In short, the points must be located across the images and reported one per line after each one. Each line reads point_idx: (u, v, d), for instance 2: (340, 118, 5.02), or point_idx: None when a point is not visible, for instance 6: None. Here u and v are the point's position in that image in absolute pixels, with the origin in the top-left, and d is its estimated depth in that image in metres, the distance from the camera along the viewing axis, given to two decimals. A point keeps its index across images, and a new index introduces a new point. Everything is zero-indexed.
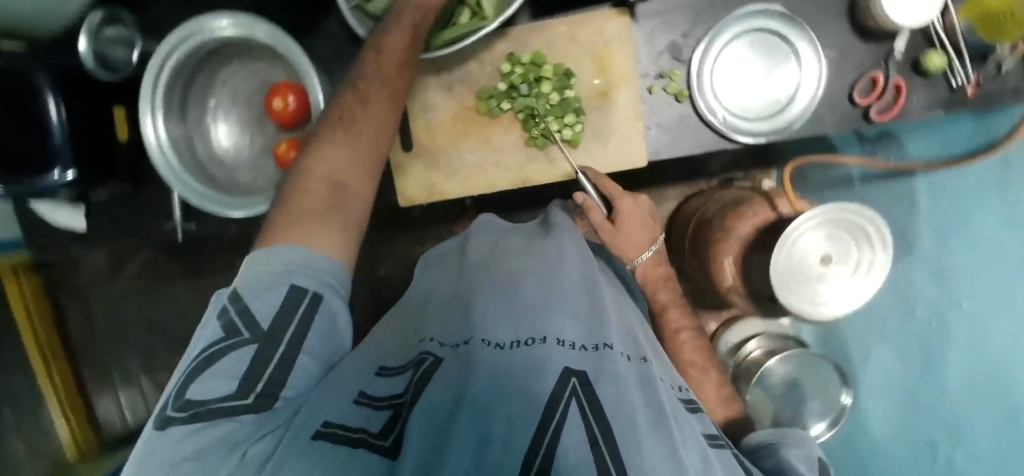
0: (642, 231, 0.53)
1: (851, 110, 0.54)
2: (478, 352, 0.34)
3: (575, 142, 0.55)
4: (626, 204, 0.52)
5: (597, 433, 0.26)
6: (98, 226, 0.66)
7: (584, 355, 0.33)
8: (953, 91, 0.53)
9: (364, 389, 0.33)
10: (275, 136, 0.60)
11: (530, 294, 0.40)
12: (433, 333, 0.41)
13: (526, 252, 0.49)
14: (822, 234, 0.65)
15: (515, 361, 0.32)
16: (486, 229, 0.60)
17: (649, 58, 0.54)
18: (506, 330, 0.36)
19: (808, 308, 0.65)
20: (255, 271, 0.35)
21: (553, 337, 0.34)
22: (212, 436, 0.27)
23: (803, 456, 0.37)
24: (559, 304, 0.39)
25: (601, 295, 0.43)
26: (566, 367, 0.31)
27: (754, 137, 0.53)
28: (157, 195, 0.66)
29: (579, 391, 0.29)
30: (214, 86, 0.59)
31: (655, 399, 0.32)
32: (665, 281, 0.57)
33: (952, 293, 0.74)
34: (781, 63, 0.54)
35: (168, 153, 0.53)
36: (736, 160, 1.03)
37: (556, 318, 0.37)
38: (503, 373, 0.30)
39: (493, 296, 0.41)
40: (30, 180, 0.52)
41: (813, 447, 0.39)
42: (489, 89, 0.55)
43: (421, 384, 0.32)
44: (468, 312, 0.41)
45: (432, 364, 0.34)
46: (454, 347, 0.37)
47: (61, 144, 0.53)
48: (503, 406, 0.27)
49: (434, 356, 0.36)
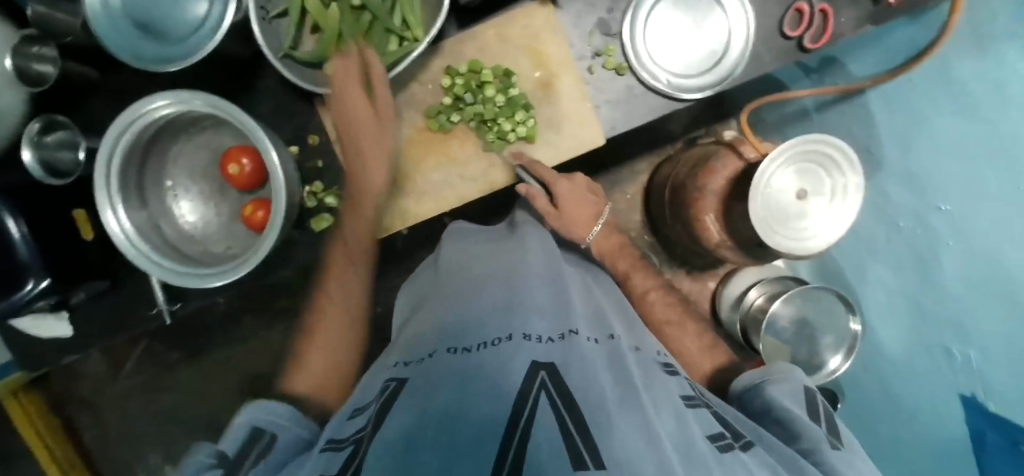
0: (586, 207, 0.59)
1: (786, 43, 0.55)
2: (446, 362, 0.38)
3: (531, 138, 0.56)
4: (564, 186, 0.57)
5: (567, 414, 0.29)
6: (84, 330, 0.66)
7: (550, 347, 0.39)
8: (877, 3, 0.55)
9: (330, 436, 0.34)
10: (240, 200, 0.60)
11: (491, 305, 0.45)
12: (399, 357, 0.45)
13: (486, 263, 0.55)
14: (793, 171, 0.67)
15: (483, 361, 0.36)
16: (454, 237, 0.68)
17: (581, 40, 0.55)
18: (473, 338, 0.41)
19: (795, 244, 0.65)
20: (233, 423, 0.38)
21: (518, 334, 0.40)
22: None
23: (788, 391, 0.39)
24: (523, 308, 0.44)
25: (560, 290, 0.50)
26: (534, 361, 0.36)
27: (701, 91, 0.54)
28: (134, 286, 0.64)
29: (548, 383, 0.33)
30: (169, 166, 0.59)
31: (621, 375, 0.37)
32: (620, 249, 0.64)
33: (926, 196, 0.66)
34: (708, 15, 0.55)
35: (138, 241, 0.53)
36: (695, 118, 1.05)
37: (522, 319, 0.43)
38: (469, 381, 0.33)
39: (461, 314, 0.46)
40: (3, 303, 0.51)
41: (798, 378, 0.41)
42: (436, 106, 0.56)
43: (384, 408, 0.34)
44: (437, 332, 0.45)
45: (397, 386, 0.37)
46: (419, 363, 0.41)
47: (28, 258, 0.53)
48: (472, 406, 0.30)
49: (398, 380, 0.39)
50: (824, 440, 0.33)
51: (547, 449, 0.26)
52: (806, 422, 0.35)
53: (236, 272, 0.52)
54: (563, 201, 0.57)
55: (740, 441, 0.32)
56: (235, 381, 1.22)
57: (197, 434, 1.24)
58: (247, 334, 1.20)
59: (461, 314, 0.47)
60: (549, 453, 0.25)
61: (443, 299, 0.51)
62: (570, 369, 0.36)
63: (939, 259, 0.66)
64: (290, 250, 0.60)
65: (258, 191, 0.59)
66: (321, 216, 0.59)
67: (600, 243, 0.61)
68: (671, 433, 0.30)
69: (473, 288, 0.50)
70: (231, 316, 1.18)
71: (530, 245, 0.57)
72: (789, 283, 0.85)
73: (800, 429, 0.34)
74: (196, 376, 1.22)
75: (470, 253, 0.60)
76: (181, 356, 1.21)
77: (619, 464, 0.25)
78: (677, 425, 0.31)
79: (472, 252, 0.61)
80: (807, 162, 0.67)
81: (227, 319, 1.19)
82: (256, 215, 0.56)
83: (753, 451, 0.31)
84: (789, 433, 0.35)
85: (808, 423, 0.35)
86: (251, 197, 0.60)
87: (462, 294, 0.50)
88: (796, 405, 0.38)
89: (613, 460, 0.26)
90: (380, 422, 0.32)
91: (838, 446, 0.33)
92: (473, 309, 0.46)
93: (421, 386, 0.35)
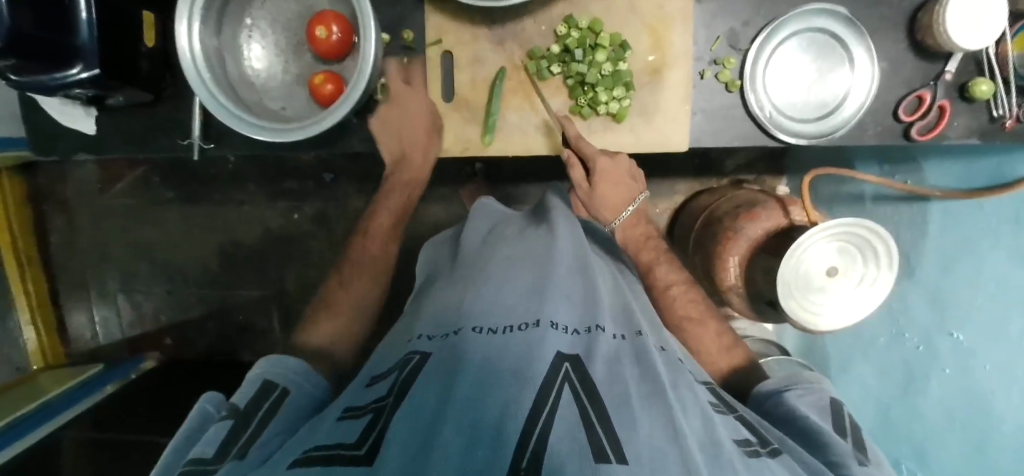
0: (620, 191, 0.60)
1: (894, 125, 0.56)
2: (468, 337, 0.41)
3: (620, 117, 0.57)
4: (603, 163, 0.58)
5: (591, 415, 0.31)
6: (107, 133, 0.64)
7: (576, 339, 0.41)
8: (993, 121, 0.54)
9: (349, 405, 0.40)
10: (312, 65, 0.58)
11: (517, 290, 0.47)
12: (424, 332, 0.48)
13: (519, 242, 0.57)
14: (833, 247, 0.65)
15: (508, 347, 0.38)
16: (486, 211, 0.70)
17: (705, 42, 0.57)
18: (495, 323, 0.42)
19: (805, 317, 0.66)
20: (251, 378, 0.47)
21: (546, 321, 0.41)
22: (198, 459, 0.34)
23: (813, 403, 0.46)
24: (553, 294, 0.45)
25: (592, 280, 0.51)
26: (559, 352, 0.37)
27: (796, 138, 0.55)
28: (173, 109, 0.63)
29: (571, 377, 0.35)
30: (254, 4, 0.57)
31: (651, 375, 0.38)
32: (646, 241, 0.62)
33: (947, 318, 0.67)
34: (836, 67, 0.55)
35: (201, 68, 0.50)
36: (750, 163, 1.08)
37: (549, 305, 0.44)
38: (493, 365, 0.36)
39: (483, 289, 0.48)
40: (48, 75, 0.50)
41: (822, 393, 0.48)
42: (542, 50, 0.57)
43: (405, 388, 0.38)
44: (460, 306, 0.48)
45: (420, 361, 0.41)
46: (444, 339, 0.44)
47: (87, 45, 0.49)
48: (494, 392, 0.32)
49: (421, 353, 0.43)
50: (852, 456, 0.38)
51: (569, 439, 0.28)
52: (833, 437, 0.41)
53: (291, 134, 0.50)
54: (597, 178, 0.58)
55: (767, 448, 0.36)
56: (218, 241, 1.22)
57: (164, 277, 1.24)
58: (246, 200, 1.19)
59: (483, 292, 0.48)
60: (570, 443, 0.28)
61: (471, 276, 0.53)
62: (594, 362, 0.37)
63: (926, 377, 0.71)
64: (342, 133, 0.61)
65: (334, 63, 0.57)
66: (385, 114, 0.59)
67: (625, 232, 0.61)
68: (697, 433, 0.32)
69: (502, 267, 0.51)
70: (237, 177, 1.17)
71: (560, 232, 0.57)
72: (773, 351, 0.87)
73: (827, 441, 0.40)
74: (182, 221, 1.21)
75: (505, 233, 0.61)
76: (175, 195, 1.20)
77: (642, 461, 0.27)
78: (702, 428, 0.33)
79: (504, 230, 0.62)
80: (844, 244, 0.65)
81: (233, 179, 1.17)
82: (324, 88, 0.54)
83: (778, 457, 0.35)
84: (818, 446, 0.40)
85: (835, 438, 0.40)
86: (324, 66, 0.58)
87: (493, 268, 0.52)
88: (818, 418, 0.44)
89: (635, 456, 0.27)
90: (400, 401, 0.36)
91: (863, 463, 0.38)
92: (499, 291, 0.47)
93: (443, 367, 0.38)
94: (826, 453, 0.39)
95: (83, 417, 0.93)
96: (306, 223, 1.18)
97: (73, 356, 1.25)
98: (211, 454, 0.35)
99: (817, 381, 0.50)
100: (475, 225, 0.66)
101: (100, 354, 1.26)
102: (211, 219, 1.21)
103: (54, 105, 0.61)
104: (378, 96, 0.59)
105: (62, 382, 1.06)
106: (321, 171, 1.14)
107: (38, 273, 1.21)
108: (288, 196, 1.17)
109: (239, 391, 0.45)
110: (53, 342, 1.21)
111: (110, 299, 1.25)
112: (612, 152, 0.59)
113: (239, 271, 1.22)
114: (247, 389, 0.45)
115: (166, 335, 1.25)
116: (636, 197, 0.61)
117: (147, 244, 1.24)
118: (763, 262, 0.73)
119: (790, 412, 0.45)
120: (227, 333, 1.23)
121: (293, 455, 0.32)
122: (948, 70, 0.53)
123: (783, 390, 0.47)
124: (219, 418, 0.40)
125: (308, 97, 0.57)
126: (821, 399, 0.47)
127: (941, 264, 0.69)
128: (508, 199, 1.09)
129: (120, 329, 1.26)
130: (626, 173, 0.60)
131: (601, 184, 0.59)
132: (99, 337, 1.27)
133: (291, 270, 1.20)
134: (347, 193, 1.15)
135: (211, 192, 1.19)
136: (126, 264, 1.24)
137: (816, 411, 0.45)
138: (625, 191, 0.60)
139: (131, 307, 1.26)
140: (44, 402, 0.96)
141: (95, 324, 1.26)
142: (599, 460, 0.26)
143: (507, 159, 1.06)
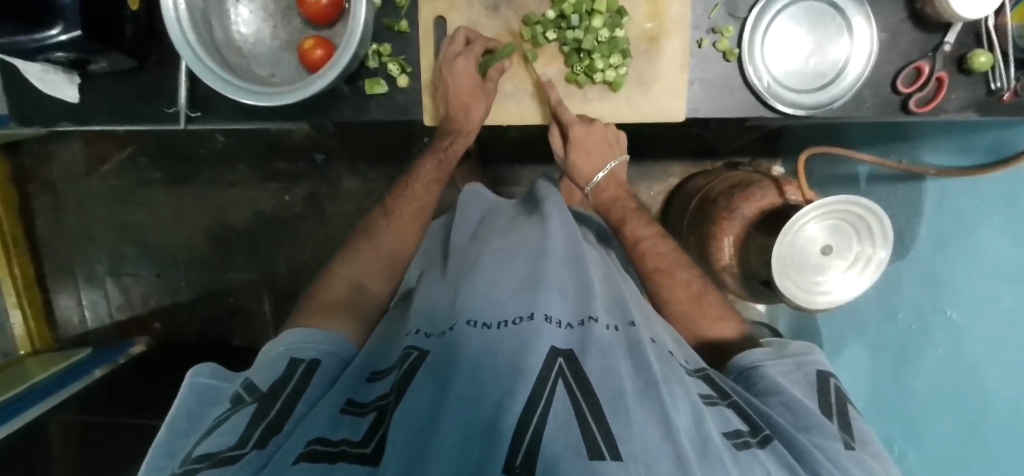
0: (595, 157, 0.61)
1: (891, 97, 0.56)
2: (464, 332, 0.40)
3: (616, 85, 0.57)
4: (576, 130, 0.58)
5: (587, 414, 0.31)
6: (91, 102, 0.63)
7: (569, 333, 0.40)
8: (991, 94, 0.54)
9: (353, 398, 0.40)
10: (302, 31, 0.57)
11: (511, 281, 0.46)
12: (418, 325, 0.47)
13: (510, 230, 0.57)
14: (823, 226, 0.65)
15: (503, 339, 0.37)
16: (475, 196, 0.69)
17: (704, 11, 0.56)
18: (492, 314, 0.42)
19: (801, 295, 0.65)
20: (274, 353, 0.47)
21: (540, 314, 0.40)
22: (216, 443, 0.35)
23: (801, 381, 0.47)
24: (548, 284, 0.45)
25: (586, 269, 0.50)
26: (553, 346, 0.37)
27: (794, 109, 0.55)
28: (160, 77, 0.61)
29: (565, 371, 0.35)
30: None
31: (644, 366, 0.38)
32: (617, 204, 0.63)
33: (938, 298, 0.67)
34: (834, 36, 0.54)
35: (184, 26, 0.49)
36: (746, 146, 1.08)
37: (545, 297, 0.43)
38: (488, 360, 0.35)
39: (479, 278, 0.48)
40: (27, 36, 0.48)
41: (807, 365, 0.48)
42: (536, 15, 0.56)
43: (406, 380, 0.37)
44: (458, 294, 0.47)
45: (417, 359, 0.40)
46: (439, 336, 0.43)
47: (68, 4, 0.46)
48: (487, 389, 0.32)
49: (419, 349, 0.42)
50: (838, 439, 0.39)
51: (563, 436, 0.29)
52: (819, 418, 0.41)
53: (280, 99, 0.49)
54: (572, 145, 0.59)
55: (758, 437, 0.37)
56: (209, 224, 1.20)
57: (154, 260, 1.23)
58: (235, 182, 1.17)
59: (479, 282, 0.47)
60: (564, 440, 0.29)
61: (466, 266, 0.52)
62: (589, 354, 0.37)
63: (918, 361, 0.71)
64: (332, 102, 0.59)
65: (324, 27, 0.55)
66: (378, 81, 0.58)
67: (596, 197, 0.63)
68: (687, 427, 0.33)
69: (496, 258, 0.50)
70: (227, 158, 1.15)
71: (552, 222, 0.56)
72: (763, 331, 0.89)
73: (816, 423, 0.40)
74: (171, 203, 1.19)
75: (496, 223, 0.61)
76: (164, 176, 1.18)
77: (636, 458, 0.28)
78: (692, 419, 0.34)
79: (495, 221, 0.61)
80: (837, 222, 0.65)
81: (222, 160, 1.15)
82: (313, 53, 0.53)
83: (769, 447, 0.36)
84: (804, 425, 0.41)
85: (822, 419, 0.41)
86: (314, 31, 0.56)
87: (486, 260, 0.50)
88: (802, 395, 0.45)
89: (629, 451, 0.29)
90: (400, 394, 0.36)
91: (850, 446, 0.39)
92: (494, 282, 0.46)
93: (439, 360, 0.38)
94: (809, 432, 0.40)
95: (72, 399, 0.91)
96: (298, 206, 1.17)
97: (60, 340, 1.23)
98: (231, 444, 0.34)
99: (806, 353, 0.49)
100: (468, 214, 0.65)
101: (88, 338, 1.25)
102: (199, 199, 1.19)
103: (34, 71, 0.59)
104: (370, 62, 0.58)
105: (48, 368, 1.04)
106: (312, 151, 1.13)
107: (23, 255, 1.19)
108: (279, 176, 1.15)
109: (259, 369, 0.45)
110: (42, 327, 1.20)
111: (97, 281, 1.23)
112: (588, 119, 0.59)
113: (229, 254, 1.20)
114: (273, 367, 0.44)
115: (155, 319, 1.23)
116: (611, 161, 0.62)
117: (133, 226, 1.22)
118: (758, 242, 0.73)
119: (773, 387, 0.45)
120: (217, 317, 1.22)
121: (301, 444, 0.33)
122: (948, 41, 0.53)
123: (767, 366, 0.48)
124: (244, 402, 0.40)
125: (296, 62, 0.56)
126: (807, 375, 0.47)
127: (933, 244, 0.68)
128: (504, 181, 1.08)
129: (109, 313, 1.25)
130: (604, 138, 0.60)
131: (575, 151, 0.60)
132: (86, 321, 1.25)
133: (281, 253, 1.19)
134: (338, 175, 1.14)
135: (199, 172, 1.17)
136: (115, 247, 1.22)
137: (802, 387, 0.46)
138: (600, 156, 0.61)
139: (118, 291, 1.25)
140: (35, 384, 0.96)
141: (84, 307, 1.24)
142: (593, 457, 0.28)
143: (501, 140, 1.06)
